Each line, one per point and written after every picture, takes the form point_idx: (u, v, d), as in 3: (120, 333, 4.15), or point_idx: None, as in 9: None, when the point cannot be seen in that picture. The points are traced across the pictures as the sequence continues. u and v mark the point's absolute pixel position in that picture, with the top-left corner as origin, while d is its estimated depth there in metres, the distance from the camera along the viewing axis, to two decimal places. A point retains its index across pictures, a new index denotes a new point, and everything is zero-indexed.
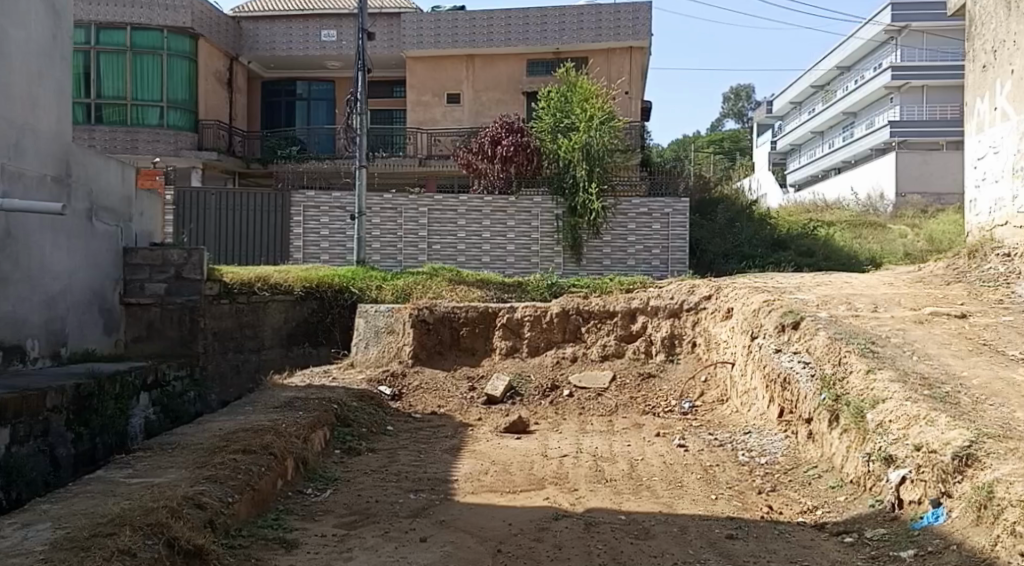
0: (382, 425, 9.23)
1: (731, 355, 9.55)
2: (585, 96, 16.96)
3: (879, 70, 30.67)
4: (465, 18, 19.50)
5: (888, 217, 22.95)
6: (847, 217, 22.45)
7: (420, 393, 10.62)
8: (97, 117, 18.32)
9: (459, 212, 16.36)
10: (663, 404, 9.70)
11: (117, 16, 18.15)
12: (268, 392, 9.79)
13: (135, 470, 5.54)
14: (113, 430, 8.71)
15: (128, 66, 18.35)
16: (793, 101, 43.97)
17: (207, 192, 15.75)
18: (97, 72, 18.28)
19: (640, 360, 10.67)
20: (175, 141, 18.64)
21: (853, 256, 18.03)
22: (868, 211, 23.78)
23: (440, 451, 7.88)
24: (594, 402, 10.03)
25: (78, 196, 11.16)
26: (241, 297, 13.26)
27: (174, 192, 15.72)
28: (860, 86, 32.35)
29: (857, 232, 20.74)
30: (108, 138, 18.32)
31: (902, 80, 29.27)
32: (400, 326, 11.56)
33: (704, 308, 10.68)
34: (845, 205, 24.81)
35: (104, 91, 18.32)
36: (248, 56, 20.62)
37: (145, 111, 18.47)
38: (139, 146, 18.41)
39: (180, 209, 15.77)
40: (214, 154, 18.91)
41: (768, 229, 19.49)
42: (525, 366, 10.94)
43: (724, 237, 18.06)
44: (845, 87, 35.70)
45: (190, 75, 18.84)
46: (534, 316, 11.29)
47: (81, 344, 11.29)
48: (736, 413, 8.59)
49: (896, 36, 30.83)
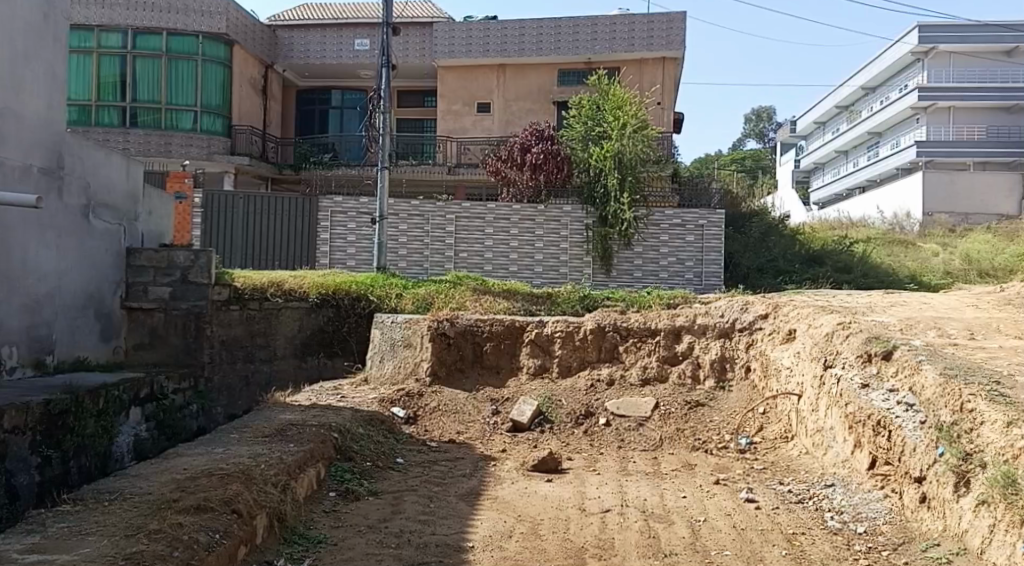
0: (391, 458, 8.13)
1: (795, 386, 8.14)
2: (617, 103, 15.53)
3: (905, 90, 28.95)
4: (497, 27, 18.31)
5: (917, 234, 21.37)
6: (876, 234, 20.94)
7: (437, 416, 9.42)
8: (132, 121, 17.22)
9: (487, 220, 15.18)
10: (715, 438, 8.40)
11: (155, 21, 17.13)
12: (272, 415, 8.62)
13: (41, 546, 4.64)
14: (93, 452, 8.69)
15: (163, 71, 17.31)
16: (817, 121, 42.18)
17: (235, 195, 14.73)
18: (132, 78, 17.21)
19: (685, 386, 9.32)
20: (208, 145, 17.54)
21: (891, 273, 16.60)
22: (893, 228, 22.18)
23: (459, 502, 6.63)
24: (635, 433, 8.75)
25: (71, 191, 10.16)
26: (253, 303, 11.92)
27: (202, 195, 14.66)
28: (886, 106, 30.65)
29: (890, 250, 19.23)
30: (142, 142, 17.22)
31: (930, 101, 27.57)
32: (417, 340, 10.30)
33: (760, 329, 9.30)
34: (870, 224, 23.16)
35: (140, 94, 17.24)
36: (283, 65, 19.53)
37: (179, 115, 17.42)
38: (172, 149, 17.30)
39: (208, 212, 14.73)
40: (247, 159, 17.68)
41: (800, 246, 18.05)
42: (555, 389, 9.65)
43: (754, 252, 16.76)
44: (869, 107, 34.02)
45: (225, 82, 17.84)
46: (565, 332, 10.00)
47: (70, 352, 10.30)
48: (808, 456, 7.37)
49: (923, 58, 28.94)
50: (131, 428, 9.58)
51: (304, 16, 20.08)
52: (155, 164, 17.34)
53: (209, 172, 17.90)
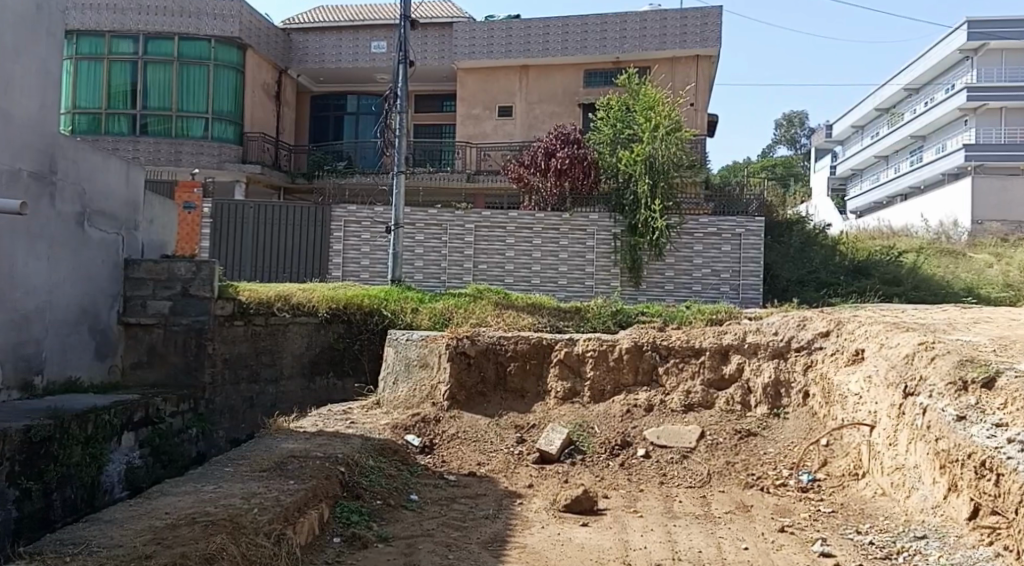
0: (405, 495, 7.17)
1: (867, 415, 7.54)
2: (649, 103, 14.62)
3: (952, 91, 28.04)
4: (521, 26, 17.52)
5: (965, 244, 20.28)
6: (922, 244, 19.84)
7: (456, 444, 8.52)
8: (142, 130, 16.52)
9: (508, 229, 14.29)
10: (771, 474, 7.72)
11: (166, 25, 16.41)
12: (272, 443, 7.68)
13: None
14: (82, 482, 7.77)
15: (174, 77, 16.56)
16: (855, 125, 41.15)
17: (245, 203, 13.93)
18: (143, 85, 16.51)
19: (734, 413, 8.49)
20: (219, 154, 16.72)
21: (941, 285, 15.60)
22: (940, 237, 21.07)
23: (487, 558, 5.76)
24: (679, 467, 7.95)
25: (64, 197, 9.32)
26: (258, 319, 10.95)
27: (211, 204, 13.96)
28: (930, 109, 29.84)
29: (939, 260, 18.17)
30: (152, 150, 16.48)
31: (980, 101, 26.59)
32: (434, 359, 9.40)
33: (821, 349, 8.52)
34: (913, 233, 22.10)
35: (151, 102, 16.51)
36: (297, 69, 18.74)
37: (190, 122, 16.65)
38: (182, 158, 16.54)
39: (218, 222, 13.97)
40: (259, 168, 16.85)
41: (842, 256, 17.06)
42: (587, 415, 8.76)
43: (791, 264, 15.83)
44: (913, 109, 32.93)
45: (237, 87, 17.06)
46: (599, 351, 9.07)
47: (63, 372, 9.46)
48: (882, 497, 6.95)
49: (972, 56, 28.05)
50: (123, 455, 8.54)
51: (318, 19, 19.27)
52: (165, 173, 16.62)
53: (220, 181, 17.12)
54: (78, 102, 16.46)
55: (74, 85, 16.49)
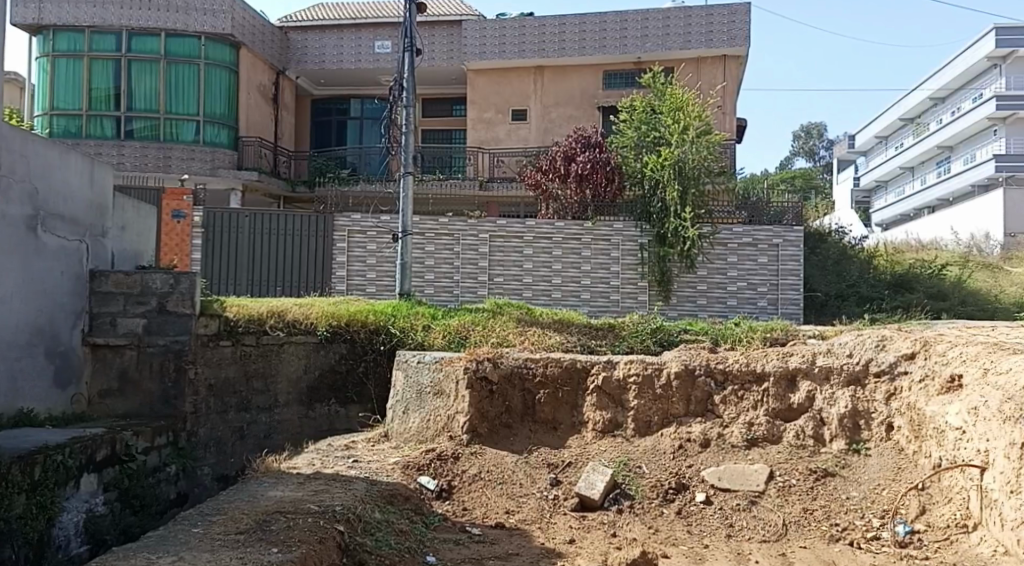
0: (421, 558, 5.81)
1: (974, 454, 6.33)
2: (676, 104, 13.45)
3: (981, 100, 27.29)
4: (534, 25, 16.34)
5: (1001, 258, 19.10)
6: (960, 257, 18.64)
7: (478, 488, 7.21)
8: (126, 132, 15.33)
9: (526, 239, 13.02)
10: (860, 525, 6.55)
11: (152, 21, 15.22)
12: (256, 491, 6.37)
13: None
14: (26, 539, 6.42)
15: (162, 76, 15.39)
16: (879, 135, 40.28)
17: (241, 211, 12.69)
18: (127, 84, 15.33)
19: (806, 449, 7.25)
20: (212, 159, 15.54)
21: (991, 300, 14.33)
22: (974, 250, 19.87)
23: None
24: (748, 517, 6.74)
25: (10, 198, 8.04)
26: (248, 338, 9.69)
27: (202, 212, 12.67)
28: (957, 119, 29.08)
29: (982, 274, 16.94)
30: (138, 155, 15.30)
31: (1009, 110, 25.89)
32: (451, 387, 8.09)
33: (906, 374, 7.30)
34: (945, 245, 20.92)
35: (136, 103, 15.34)
36: (295, 70, 17.59)
37: (180, 125, 15.48)
38: (171, 164, 15.37)
39: (211, 233, 12.70)
40: (255, 174, 15.63)
41: (882, 268, 15.81)
42: (631, 451, 7.48)
43: (825, 278, 14.58)
44: (940, 119, 32.20)
45: (231, 87, 15.92)
46: (643, 376, 7.75)
47: (14, 401, 8.17)
48: (1008, 556, 5.76)
49: (1000, 64, 27.37)
50: (82, 503, 7.18)
51: (319, 16, 18.09)
52: (150, 179, 15.44)
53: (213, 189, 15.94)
54: (57, 103, 15.31)
55: (51, 84, 15.33)
